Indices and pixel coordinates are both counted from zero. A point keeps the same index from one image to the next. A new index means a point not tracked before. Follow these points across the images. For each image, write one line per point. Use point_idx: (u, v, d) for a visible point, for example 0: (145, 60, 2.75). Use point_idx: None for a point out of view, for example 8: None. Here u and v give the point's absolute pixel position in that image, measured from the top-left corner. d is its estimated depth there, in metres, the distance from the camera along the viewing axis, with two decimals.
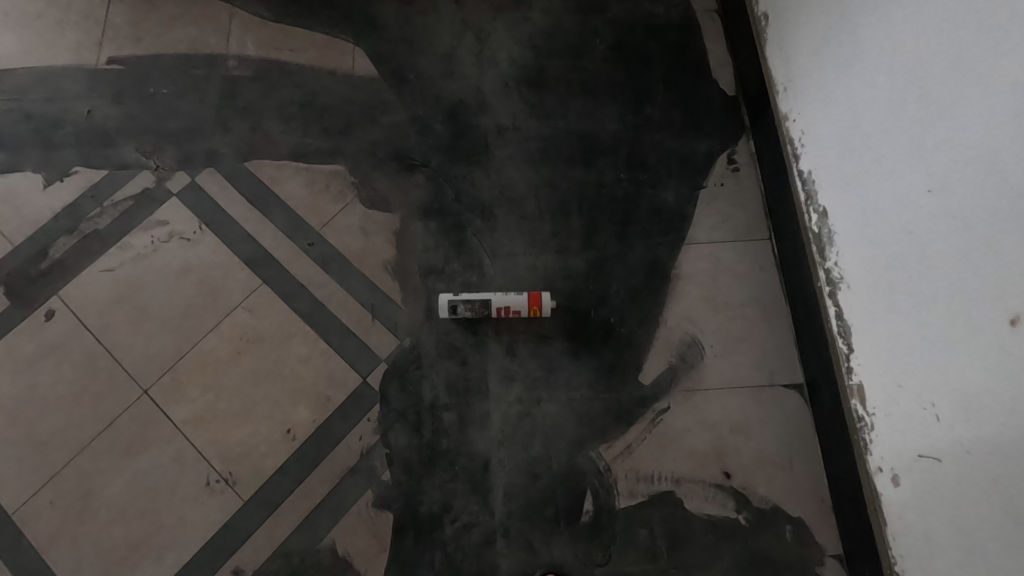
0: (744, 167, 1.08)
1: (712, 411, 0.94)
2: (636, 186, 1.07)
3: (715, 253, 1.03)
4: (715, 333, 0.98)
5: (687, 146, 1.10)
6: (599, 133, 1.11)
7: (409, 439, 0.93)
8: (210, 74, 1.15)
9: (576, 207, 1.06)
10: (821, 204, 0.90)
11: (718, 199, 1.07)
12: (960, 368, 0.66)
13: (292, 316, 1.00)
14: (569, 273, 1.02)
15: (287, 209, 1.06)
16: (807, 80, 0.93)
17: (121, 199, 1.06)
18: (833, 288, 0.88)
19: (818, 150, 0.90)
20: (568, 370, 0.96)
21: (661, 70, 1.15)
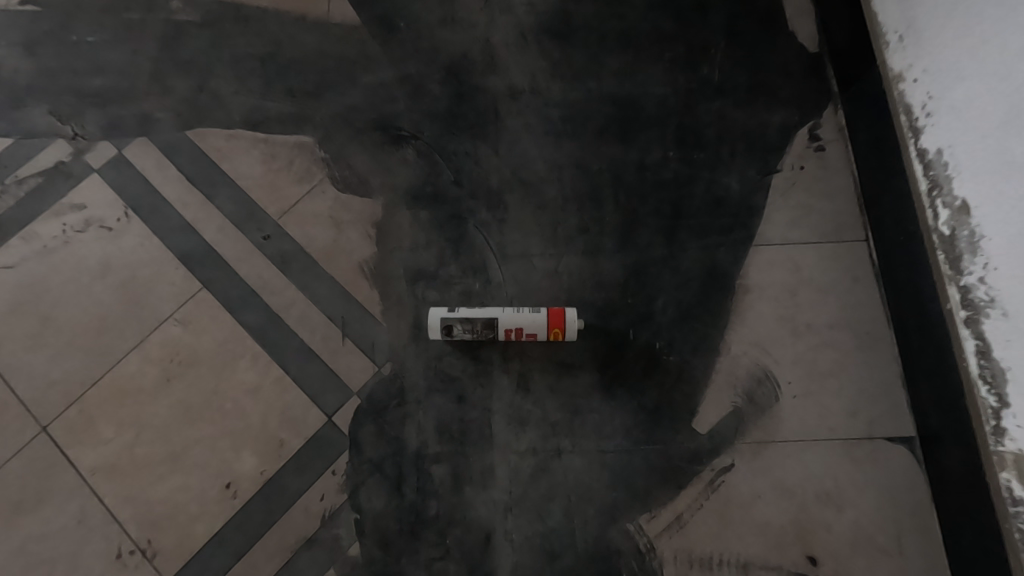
0: (830, 146, 0.83)
1: (790, 472, 0.70)
2: (689, 169, 0.83)
3: (793, 259, 0.78)
4: (794, 366, 0.74)
5: (756, 118, 0.85)
6: (641, 100, 0.86)
7: (387, 501, 0.70)
8: (148, 18, 0.91)
9: (610, 195, 0.82)
10: (958, 196, 0.66)
11: (796, 187, 0.81)
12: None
13: (239, 332, 0.77)
14: (601, 282, 0.78)
15: (237, 192, 0.82)
16: (940, 25, 0.67)
17: (27, 176, 0.83)
18: (974, 314, 0.64)
19: (957, 123, 0.65)
20: (598, 411, 0.73)
21: (722, 19, 0.90)
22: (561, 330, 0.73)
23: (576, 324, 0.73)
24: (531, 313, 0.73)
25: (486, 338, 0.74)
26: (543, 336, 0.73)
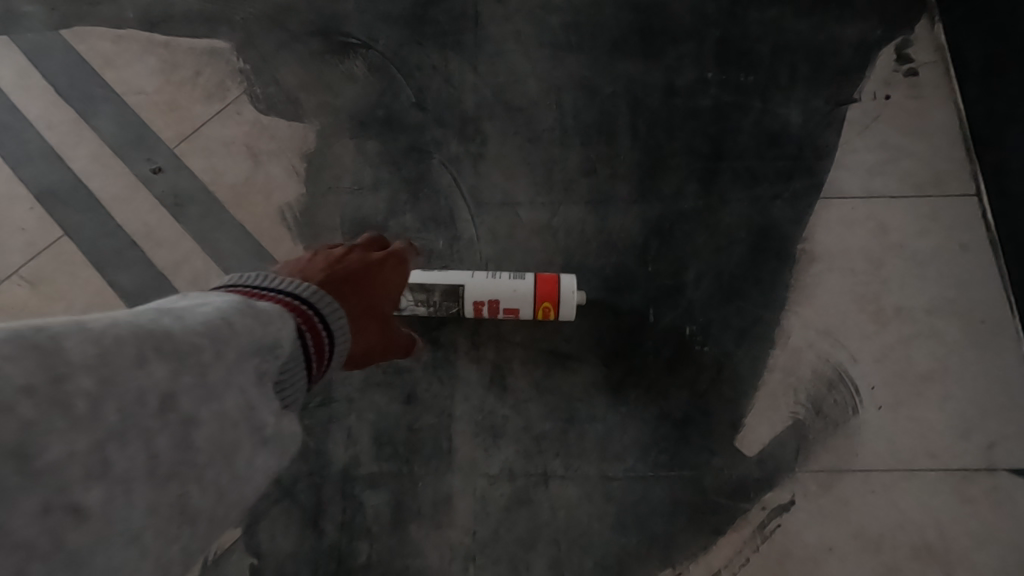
0: (926, 69, 0.61)
1: (875, 516, 0.49)
2: (734, 95, 0.61)
3: (877, 218, 0.57)
4: (878, 365, 0.53)
5: (824, 31, 0.63)
6: (670, 5, 0.64)
7: (298, 540, 0.50)
8: None
9: (627, 127, 0.60)
10: None
11: (880, 123, 0.60)
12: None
13: (109, 297, 0.55)
14: (612, 242, 0.57)
15: (122, 110, 0.61)
16: None
17: None
18: None
19: None
20: (603, 421, 0.52)
21: None
22: (554, 303, 0.51)
23: (575, 294, 0.52)
24: (510, 277, 0.52)
25: (448, 314, 0.53)
26: (528, 313, 0.52)
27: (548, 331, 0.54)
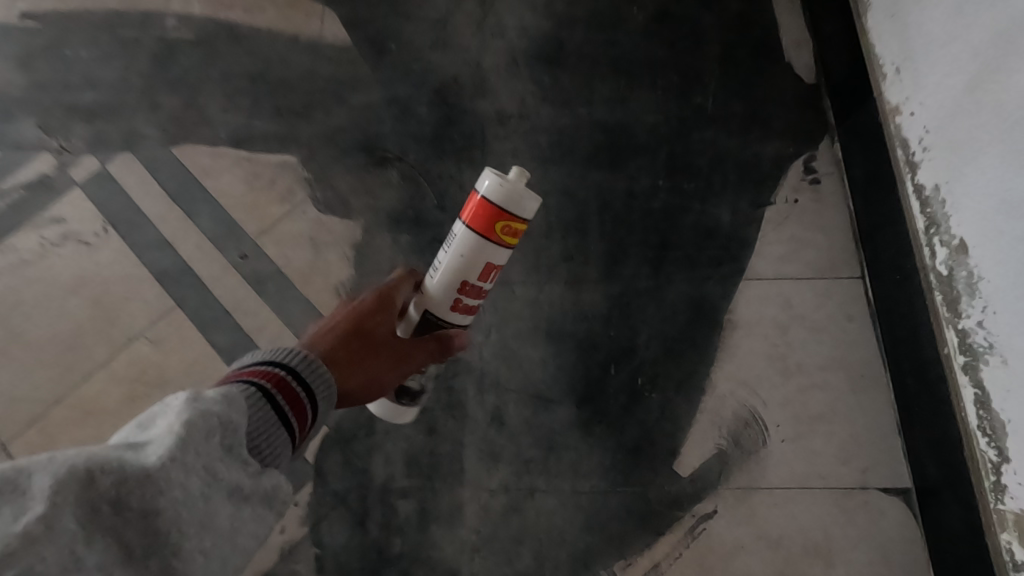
0: (826, 179, 0.80)
1: (777, 522, 0.66)
2: (678, 199, 0.80)
3: (785, 295, 0.75)
4: (783, 408, 0.70)
5: (749, 148, 0.82)
6: (631, 128, 0.84)
7: (350, 536, 0.68)
8: (142, 36, 0.92)
9: (597, 223, 0.79)
10: (954, 233, 0.62)
11: (790, 220, 0.79)
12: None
13: (210, 353, 0.75)
14: (584, 312, 0.75)
15: (217, 209, 0.82)
16: (933, 57, 0.65)
17: (11, 186, 0.83)
18: (971, 361, 0.59)
19: (950, 159, 0.63)
20: (574, 449, 0.70)
21: (717, 48, 0.88)
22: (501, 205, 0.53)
23: (499, 193, 0.53)
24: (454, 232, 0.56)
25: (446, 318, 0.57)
26: (496, 256, 0.55)
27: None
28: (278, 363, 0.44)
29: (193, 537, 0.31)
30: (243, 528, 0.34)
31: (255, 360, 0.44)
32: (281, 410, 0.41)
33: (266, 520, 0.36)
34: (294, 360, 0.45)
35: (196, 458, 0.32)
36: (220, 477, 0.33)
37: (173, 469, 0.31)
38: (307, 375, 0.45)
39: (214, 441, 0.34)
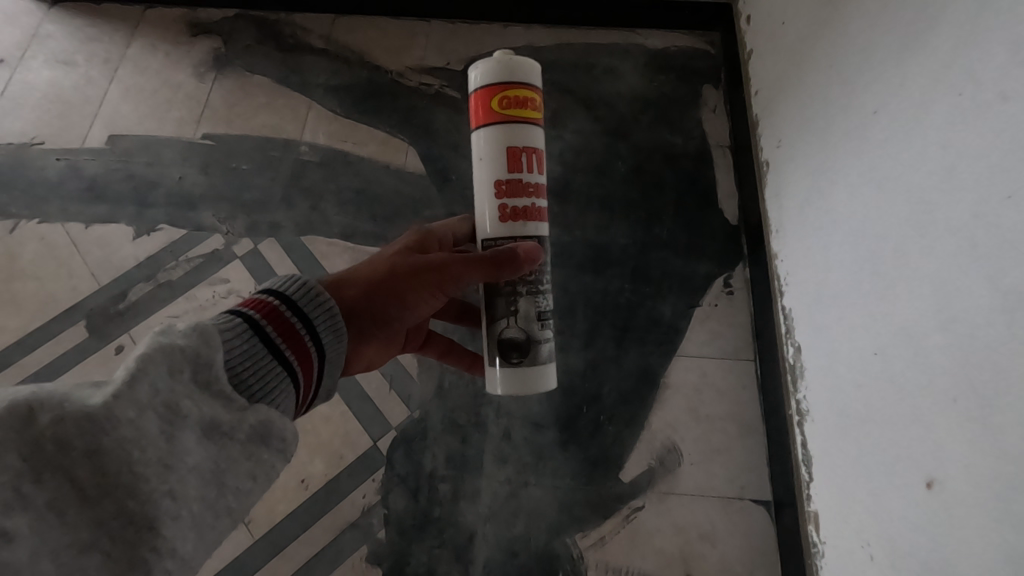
0: (737, 291, 1.20)
1: (683, 515, 1.03)
2: (637, 297, 1.19)
3: (702, 367, 1.14)
4: (694, 442, 1.08)
5: (688, 266, 1.22)
6: (610, 245, 1.24)
7: (406, 503, 1.04)
8: (284, 156, 1.35)
9: (582, 309, 1.19)
10: (797, 339, 1.01)
11: (710, 318, 1.18)
12: (903, 518, 0.72)
13: None
14: (569, 369, 1.14)
15: None
16: (793, 228, 1.05)
17: (195, 255, 1.26)
18: (800, 419, 0.98)
19: (798, 293, 1.02)
20: (555, 459, 1.07)
21: (673, 194, 1.29)
22: (488, 96, 0.80)
23: (488, 78, 0.80)
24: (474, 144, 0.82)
25: (511, 234, 0.80)
26: (517, 139, 0.80)
27: (531, 102, 0.81)
28: (274, 297, 0.67)
29: (150, 460, 0.47)
30: (224, 454, 0.54)
31: (261, 292, 0.67)
32: (274, 340, 0.63)
33: (252, 448, 0.56)
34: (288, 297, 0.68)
35: (150, 394, 0.49)
36: (181, 412, 0.51)
37: (123, 406, 0.47)
38: (297, 307, 0.68)
39: (179, 377, 0.52)
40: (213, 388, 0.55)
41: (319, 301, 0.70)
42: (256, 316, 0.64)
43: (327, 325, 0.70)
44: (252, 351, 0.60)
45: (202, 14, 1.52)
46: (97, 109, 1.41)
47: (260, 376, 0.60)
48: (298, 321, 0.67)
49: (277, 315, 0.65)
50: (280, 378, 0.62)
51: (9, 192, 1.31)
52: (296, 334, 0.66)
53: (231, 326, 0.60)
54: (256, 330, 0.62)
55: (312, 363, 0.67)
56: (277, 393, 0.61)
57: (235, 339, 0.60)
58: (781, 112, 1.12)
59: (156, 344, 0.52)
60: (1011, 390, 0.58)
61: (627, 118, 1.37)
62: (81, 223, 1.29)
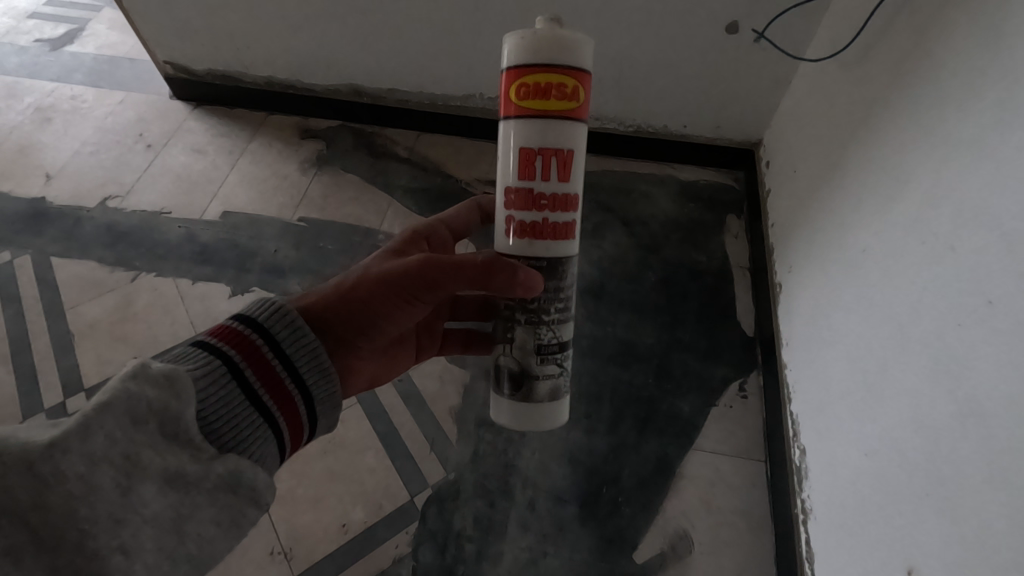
0: (751, 396, 1.32)
1: None
2: (660, 392, 1.33)
3: (716, 462, 1.24)
4: (704, 533, 1.16)
5: (707, 369, 1.36)
6: (638, 344, 1.40)
7: (434, 558, 1.14)
8: (364, 241, 1.59)
9: (608, 397, 1.32)
10: (803, 442, 1.13)
11: (725, 418, 1.30)
12: None
13: (371, 433, 1.27)
14: (592, 451, 1.25)
15: None
16: (799, 342, 1.20)
17: None
18: (804, 517, 1.07)
19: (803, 400, 1.15)
20: (574, 533, 1.16)
21: (696, 304, 1.46)
22: (512, 81, 0.67)
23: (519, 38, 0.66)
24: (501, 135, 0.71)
25: (522, 252, 0.72)
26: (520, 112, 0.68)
27: (556, 90, 0.66)
28: (249, 331, 0.68)
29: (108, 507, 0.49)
30: (188, 500, 0.54)
31: (236, 325, 0.68)
32: (251, 383, 0.65)
33: (220, 495, 0.57)
34: (267, 331, 0.69)
35: (106, 446, 0.50)
36: (140, 463, 0.52)
37: (73, 459, 0.48)
38: (277, 346, 0.69)
39: (142, 428, 0.53)
40: (180, 438, 0.56)
41: (301, 338, 0.71)
42: (235, 357, 0.65)
43: (310, 365, 0.71)
44: (225, 396, 0.62)
45: (313, 123, 1.86)
46: (216, 189, 1.71)
47: (230, 421, 0.61)
48: (276, 358, 0.68)
49: (258, 356, 0.67)
50: (255, 424, 0.64)
51: (136, 249, 1.58)
52: (275, 376, 0.67)
53: (207, 369, 0.62)
54: (234, 375, 0.64)
55: (294, 402, 0.69)
56: (252, 439, 0.63)
57: (211, 385, 0.61)
58: (792, 243, 1.31)
59: (122, 392, 0.52)
60: (966, 484, 0.69)
61: (659, 237, 1.58)
62: (189, 279, 1.53)
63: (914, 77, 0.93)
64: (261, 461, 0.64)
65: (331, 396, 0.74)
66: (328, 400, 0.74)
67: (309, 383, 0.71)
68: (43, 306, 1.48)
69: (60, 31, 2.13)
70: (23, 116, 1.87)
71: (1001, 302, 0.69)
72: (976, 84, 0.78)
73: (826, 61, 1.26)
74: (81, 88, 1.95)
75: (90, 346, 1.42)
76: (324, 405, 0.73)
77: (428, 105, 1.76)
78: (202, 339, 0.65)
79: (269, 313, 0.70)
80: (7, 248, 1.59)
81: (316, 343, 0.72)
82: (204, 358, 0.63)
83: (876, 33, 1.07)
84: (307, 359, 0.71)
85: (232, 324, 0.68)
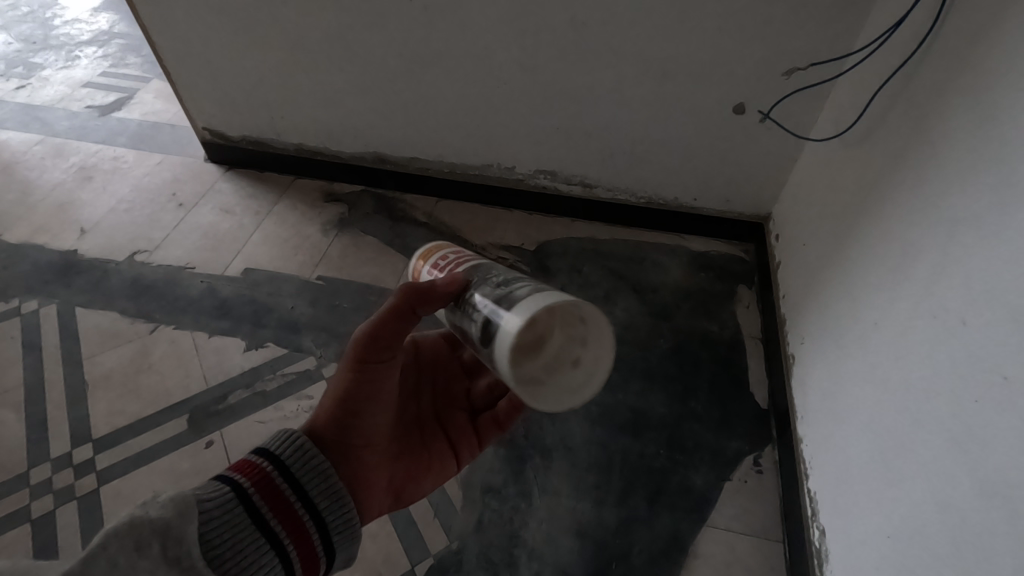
0: (766, 471, 1.28)
1: None
2: (671, 464, 1.29)
3: (731, 541, 1.19)
4: None
5: (720, 441, 1.33)
6: (649, 412, 1.37)
7: None
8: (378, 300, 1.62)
9: (618, 467, 1.29)
10: (822, 522, 1.08)
11: (740, 493, 1.25)
12: None
13: None
14: (602, 524, 1.20)
15: None
16: (815, 416, 1.18)
17: (290, 371, 1.47)
18: None
19: (821, 477, 1.11)
20: None
21: (708, 373, 1.45)
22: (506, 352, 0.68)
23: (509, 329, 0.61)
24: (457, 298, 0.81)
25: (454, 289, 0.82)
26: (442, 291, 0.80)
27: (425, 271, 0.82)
28: (265, 461, 0.69)
29: None
30: None
31: (254, 457, 0.70)
32: (261, 509, 0.64)
33: None
34: (282, 460, 0.70)
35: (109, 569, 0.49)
36: None
37: None
38: (289, 471, 0.69)
39: (144, 553, 0.51)
40: (183, 563, 0.54)
41: (315, 463, 0.71)
42: (246, 485, 0.66)
43: (322, 488, 0.70)
44: (232, 524, 0.61)
45: (337, 188, 1.95)
46: (241, 247, 1.77)
47: (235, 551, 0.60)
48: (288, 484, 0.68)
49: (270, 483, 0.67)
50: (262, 554, 0.62)
51: (159, 302, 1.63)
52: (287, 501, 0.67)
53: (217, 497, 0.63)
54: (243, 501, 0.64)
55: (303, 529, 0.67)
56: (254, 571, 0.61)
57: (221, 512, 0.61)
58: (804, 315, 1.31)
59: (130, 520, 0.53)
60: (995, 570, 0.66)
61: (670, 305, 1.60)
62: (206, 333, 1.56)
63: (916, 157, 0.96)
64: None
65: (348, 523, 0.71)
66: (347, 527, 0.71)
67: (322, 507, 0.69)
68: (62, 355, 1.51)
69: (110, 99, 2.29)
70: (66, 175, 1.99)
71: (1017, 377, 0.67)
72: (976, 165, 0.81)
73: (830, 141, 1.32)
74: (123, 150, 2.08)
75: (103, 396, 1.43)
76: (339, 531, 0.70)
77: (447, 173, 1.85)
78: (222, 474, 0.67)
79: (287, 443, 0.71)
80: (35, 297, 1.64)
81: (329, 464, 0.71)
82: (218, 487, 0.64)
83: (876, 116, 1.12)
84: (319, 483, 0.70)
85: (252, 456, 0.70)
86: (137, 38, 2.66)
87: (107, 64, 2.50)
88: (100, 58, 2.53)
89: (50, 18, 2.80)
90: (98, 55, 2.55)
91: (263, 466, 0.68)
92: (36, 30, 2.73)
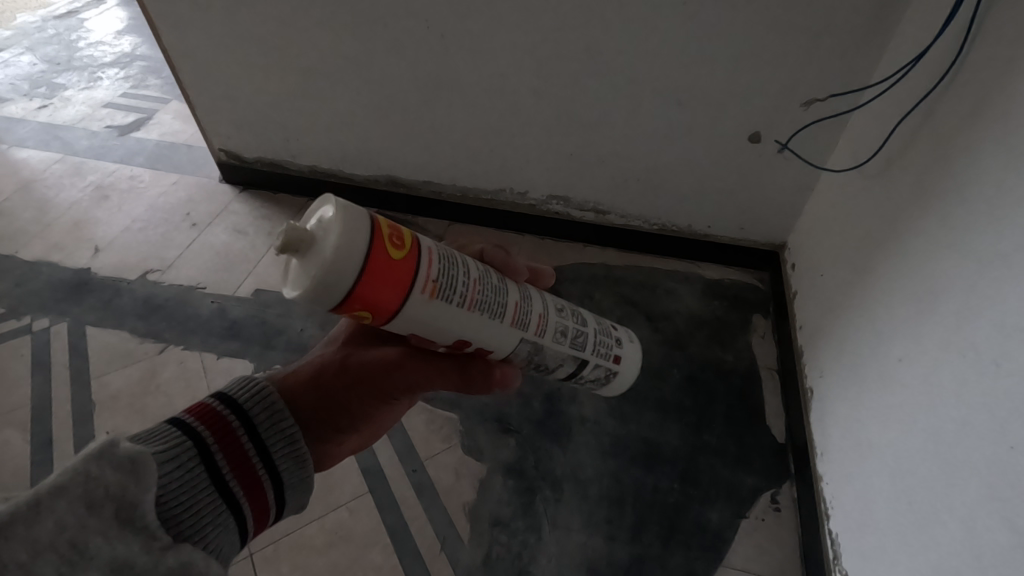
0: (784, 509, 1.24)
1: None
2: (686, 499, 1.25)
3: None
4: None
5: (736, 476, 1.29)
6: (662, 445, 1.34)
7: None
8: None
9: (631, 501, 1.25)
10: (846, 566, 1.04)
11: (758, 531, 1.21)
12: None
13: (381, 526, 1.21)
14: (614, 561, 1.17)
15: (405, 435, 1.35)
16: (836, 454, 1.14)
17: None
18: None
19: (843, 519, 1.07)
20: None
21: (723, 405, 1.41)
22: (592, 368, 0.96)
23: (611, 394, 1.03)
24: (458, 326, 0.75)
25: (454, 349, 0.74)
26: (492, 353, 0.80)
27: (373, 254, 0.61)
28: (227, 409, 0.65)
29: None
30: None
31: (214, 402, 0.65)
32: (222, 467, 0.60)
33: None
34: (246, 413, 0.66)
35: (51, 532, 0.42)
36: (87, 552, 0.43)
37: (15, 545, 0.40)
38: (253, 425, 0.66)
39: (96, 514, 0.45)
40: (135, 524, 0.48)
41: (279, 421, 0.68)
42: (206, 434, 0.61)
43: (287, 452, 0.67)
44: (190, 480, 0.56)
45: None
46: (252, 268, 1.77)
47: (193, 509, 0.55)
48: (252, 441, 0.65)
49: (233, 437, 0.63)
50: (216, 510, 0.57)
51: (169, 322, 1.62)
52: (249, 461, 0.63)
53: (176, 449, 0.57)
54: (204, 458, 0.59)
55: (262, 488, 0.64)
56: (208, 527, 0.56)
57: (177, 467, 0.56)
58: (822, 348, 1.28)
59: (80, 474, 0.45)
60: None
61: (684, 334, 1.57)
62: (214, 354, 1.55)
63: (940, 191, 0.95)
64: (219, 555, 0.57)
65: (302, 486, 0.69)
66: (300, 490, 0.69)
67: (284, 472, 0.67)
68: (71, 374, 1.51)
69: (130, 119, 2.33)
70: (83, 194, 2.01)
71: None
72: (1004, 200, 0.79)
73: (848, 172, 1.30)
74: (140, 170, 2.10)
75: (109, 417, 1.42)
76: (291, 490, 0.68)
77: (459, 197, 1.84)
78: (178, 417, 0.62)
79: (249, 394, 0.68)
80: (46, 315, 1.64)
81: (297, 429, 0.69)
82: (177, 436, 0.59)
83: (897, 149, 1.11)
84: (282, 444, 0.67)
85: (212, 403, 0.65)
86: (157, 60, 2.72)
87: (128, 86, 2.55)
88: (121, 79, 2.58)
89: (75, 40, 2.87)
90: (120, 76, 2.60)
91: (225, 417, 0.64)
92: (61, 51, 2.80)
